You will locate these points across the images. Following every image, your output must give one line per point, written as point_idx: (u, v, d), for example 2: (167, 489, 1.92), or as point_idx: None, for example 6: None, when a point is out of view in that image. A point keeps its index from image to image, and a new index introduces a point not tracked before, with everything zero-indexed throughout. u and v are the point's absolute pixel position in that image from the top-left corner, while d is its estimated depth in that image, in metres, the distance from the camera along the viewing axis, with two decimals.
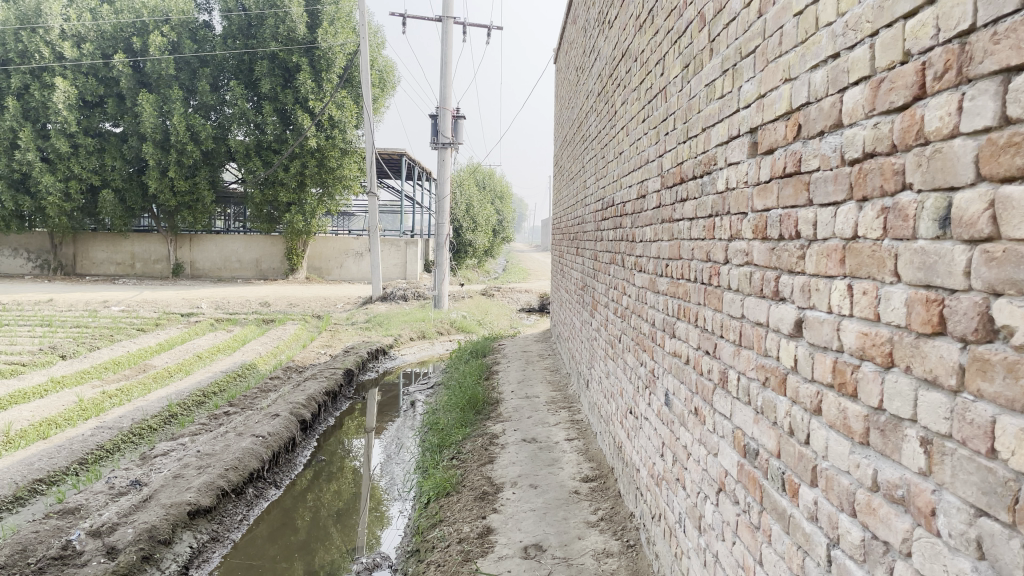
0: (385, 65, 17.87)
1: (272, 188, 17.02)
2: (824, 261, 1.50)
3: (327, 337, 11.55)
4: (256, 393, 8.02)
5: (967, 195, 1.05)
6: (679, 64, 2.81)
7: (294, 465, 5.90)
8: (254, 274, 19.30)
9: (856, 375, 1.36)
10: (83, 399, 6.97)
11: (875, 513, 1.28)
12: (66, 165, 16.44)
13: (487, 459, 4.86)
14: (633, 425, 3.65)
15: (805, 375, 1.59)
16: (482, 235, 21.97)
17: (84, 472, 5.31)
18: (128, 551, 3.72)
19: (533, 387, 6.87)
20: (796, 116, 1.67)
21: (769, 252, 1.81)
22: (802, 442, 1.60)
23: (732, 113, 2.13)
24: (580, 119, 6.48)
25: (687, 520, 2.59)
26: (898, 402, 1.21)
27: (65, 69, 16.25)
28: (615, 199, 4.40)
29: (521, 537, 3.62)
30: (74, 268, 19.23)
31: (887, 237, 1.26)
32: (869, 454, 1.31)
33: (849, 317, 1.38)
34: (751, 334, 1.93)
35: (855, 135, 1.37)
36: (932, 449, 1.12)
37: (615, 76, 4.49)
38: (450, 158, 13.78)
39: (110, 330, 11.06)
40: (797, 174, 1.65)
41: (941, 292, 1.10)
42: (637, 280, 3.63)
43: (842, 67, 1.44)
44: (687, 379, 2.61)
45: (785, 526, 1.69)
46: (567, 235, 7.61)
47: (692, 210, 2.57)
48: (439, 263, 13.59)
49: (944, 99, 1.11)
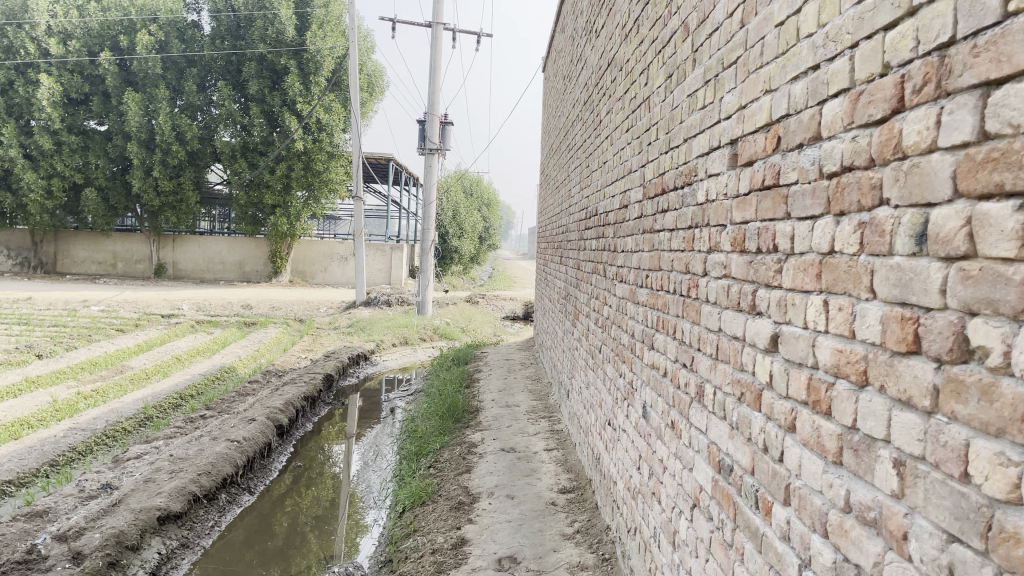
0: (374, 69, 17.85)
1: (258, 190, 16.92)
2: (801, 275, 1.47)
3: (309, 342, 11.42)
4: (234, 396, 7.94)
5: (944, 212, 1.02)
6: (662, 74, 2.80)
7: (270, 471, 5.83)
8: (237, 276, 19.16)
9: (830, 393, 1.33)
10: (57, 400, 6.86)
11: (846, 535, 1.26)
12: (48, 162, 16.26)
13: (464, 468, 4.81)
14: (611, 437, 3.61)
15: (780, 392, 1.55)
16: (469, 242, 21.93)
17: (55, 473, 5.21)
18: (94, 557, 3.64)
19: (514, 396, 6.81)
20: (776, 127, 1.64)
21: (746, 264, 1.79)
22: (775, 460, 1.58)
23: (713, 123, 2.10)
24: (567, 127, 6.45)
25: (661, 535, 2.55)
26: (871, 422, 1.18)
27: (50, 66, 16.07)
28: (598, 209, 4.37)
29: (496, 548, 3.58)
30: (54, 267, 19.03)
31: (862, 253, 1.23)
32: (842, 474, 1.28)
33: (824, 333, 1.36)
34: (728, 348, 1.90)
35: (833, 148, 1.35)
36: (906, 471, 1.08)
37: (600, 85, 4.45)
38: (437, 163, 13.74)
39: (88, 330, 10.92)
40: (776, 187, 1.63)
41: (916, 310, 1.07)
42: (618, 289, 3.58)
43: (822, 79, 1.41)
44: (664, 393, 2.58)
45: (757, 544, 1.66)
46: (551, 243, 7.57)
47: (673, 222, 2.54)
48: (424, 268, 13.51)
49: (922, 112, 1.08)
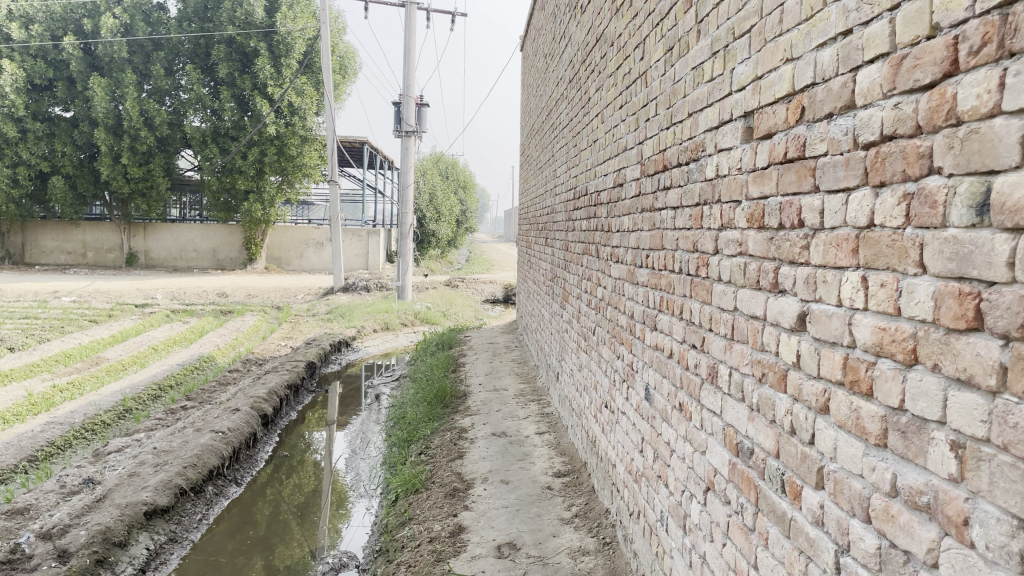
0: (346, 51, 17.57)
1: (230, 176, 16.66)
2: (833, 251, 1.41)
3: (288, 329, 11.28)
4: (215, 386, 7.81)
5: (1012, 179, 0.96)
6: (661, 48, 2.72)
7: (256, 461, 5.72)
8: (211, 264, 18.88)
9: (872, 372, 1.27)
10: (32, 394, 6.70)
11: (893, 520, 1.21)
12: (13, 151, 15.85)
13: (456, 454, 4.75)
14: (608, 419, 3.56)
15: (809, 372, 1.50)
16: (446, 226, 21.77)
17: (34, 470, 5.08)
18: (82, 555, 3.53)
19: (500, 379, 6.76)
20: (799, 98, 1.58)
21: (766, 242, 1.73)
22: (805, 442, 1.53)
23: (723, 96, 2.03)
24: (549, 106, 6.36)
25: (670, 519, 2.51)
26: (923, 402, 1.13)
27: (12, 51, 15.61)
28: (588, 188, 4.31)
29: (494, 536, 3.52)
30: (23, 258, 18.63)
31: (909, 225, 1.18)
32: (886, 458, 1.23)
33: (863, 311, 1.30)
34: (746, 328, 1.84)
35: (871, 116, 1.29)
36: (966, 454, 1.03)
37: (588, 62, 4.38)
38: (414, 146, 13.58)
39: (60, 321, 10.69)
40: (800, 159, 1.57)
41: (977, 285, 1.02)
42: (614, 270, 3.52)
43: (855, 44, 1.35)
44: (669, 373, 2.53)
45: (785, 530, 1.61)
46: (535, 224, 7.50)
47: (676, 198, 2.48)
48: (402, 253, 13.38)
49: (981, 74, 1.02)
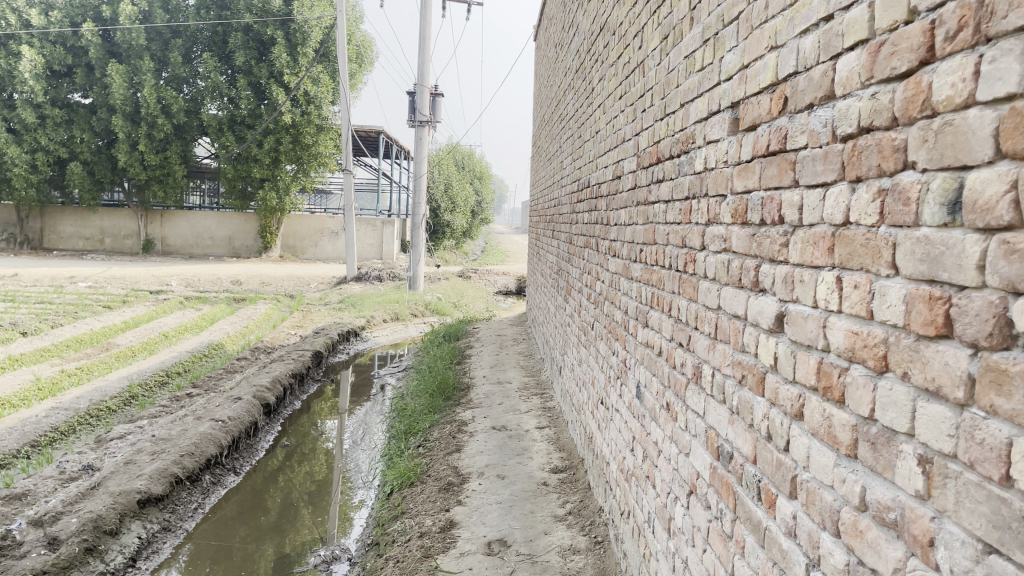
0: (362, 40, 17.53)
1: (246, 164, 16.69)
2: (810, 249, 1.34)
3: (299, 317, 11.28)
4: (222, 374, 7.81)
5: (983, 176, 0.89)
6: (657, 36, 2.64)
7: (256, 450, 5.70)
8: (226, 251, 18.97)
9: (844, 379, 1.20)
10: (40, 378, 6.72)
11: (862, 537, 1.14)
12: (32, 137, 15.93)
13: (454, 448, 4.70)
14: (604, 416, 3.49)
15: (785, 376, 1.43)
16: (461, 216, 21.72)
17: (36, 455, 5.08)
18: (71, 543, 3.53)
19: (505, 372, 6.71)
20: (782, 88, 1.51)
21: (748, 238, 1.66)
22: (780, 449, 1.46)
23: (712, 86, 1.96)
24: (558, 96, 6.27)
25: (656, 521, 2.44)
26: (892, 412, 1.06)
27: (32, 37, 15.67)
28: (590, 180, 4.22)
29: (485, 532, 3.47)
30: (41, 243, 18.75)
31: (883, 223, 1.10)
32: (856, 469, 1.16)
33: (837, 313, 1.23)
34: (728, 327, 1.77)
35: (848, 108, 1.22)
36: (933, 470, 0.96)
37: (593, 52, 4.29)
38: (428, 136, 13.51)
39: (74, 307, 10.74)
40: (782, 152, 1.49)
41: (947, 290, 0.95)
42: (611, 265, 3.45)
43: (836, 30, 1.27)
44: (658, 372, 2.46)
45: (760, 539, 1.54)
46: (542, 216, 7.42)
47: (668, 192, 2.40)
48: (414, 243, 13.32)
49: (956, 62, 0.95)
